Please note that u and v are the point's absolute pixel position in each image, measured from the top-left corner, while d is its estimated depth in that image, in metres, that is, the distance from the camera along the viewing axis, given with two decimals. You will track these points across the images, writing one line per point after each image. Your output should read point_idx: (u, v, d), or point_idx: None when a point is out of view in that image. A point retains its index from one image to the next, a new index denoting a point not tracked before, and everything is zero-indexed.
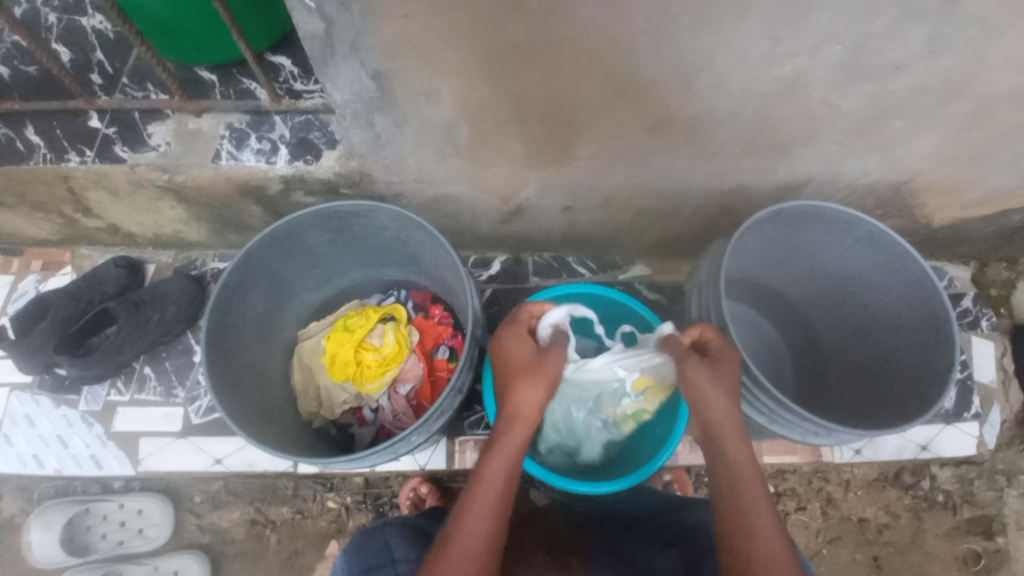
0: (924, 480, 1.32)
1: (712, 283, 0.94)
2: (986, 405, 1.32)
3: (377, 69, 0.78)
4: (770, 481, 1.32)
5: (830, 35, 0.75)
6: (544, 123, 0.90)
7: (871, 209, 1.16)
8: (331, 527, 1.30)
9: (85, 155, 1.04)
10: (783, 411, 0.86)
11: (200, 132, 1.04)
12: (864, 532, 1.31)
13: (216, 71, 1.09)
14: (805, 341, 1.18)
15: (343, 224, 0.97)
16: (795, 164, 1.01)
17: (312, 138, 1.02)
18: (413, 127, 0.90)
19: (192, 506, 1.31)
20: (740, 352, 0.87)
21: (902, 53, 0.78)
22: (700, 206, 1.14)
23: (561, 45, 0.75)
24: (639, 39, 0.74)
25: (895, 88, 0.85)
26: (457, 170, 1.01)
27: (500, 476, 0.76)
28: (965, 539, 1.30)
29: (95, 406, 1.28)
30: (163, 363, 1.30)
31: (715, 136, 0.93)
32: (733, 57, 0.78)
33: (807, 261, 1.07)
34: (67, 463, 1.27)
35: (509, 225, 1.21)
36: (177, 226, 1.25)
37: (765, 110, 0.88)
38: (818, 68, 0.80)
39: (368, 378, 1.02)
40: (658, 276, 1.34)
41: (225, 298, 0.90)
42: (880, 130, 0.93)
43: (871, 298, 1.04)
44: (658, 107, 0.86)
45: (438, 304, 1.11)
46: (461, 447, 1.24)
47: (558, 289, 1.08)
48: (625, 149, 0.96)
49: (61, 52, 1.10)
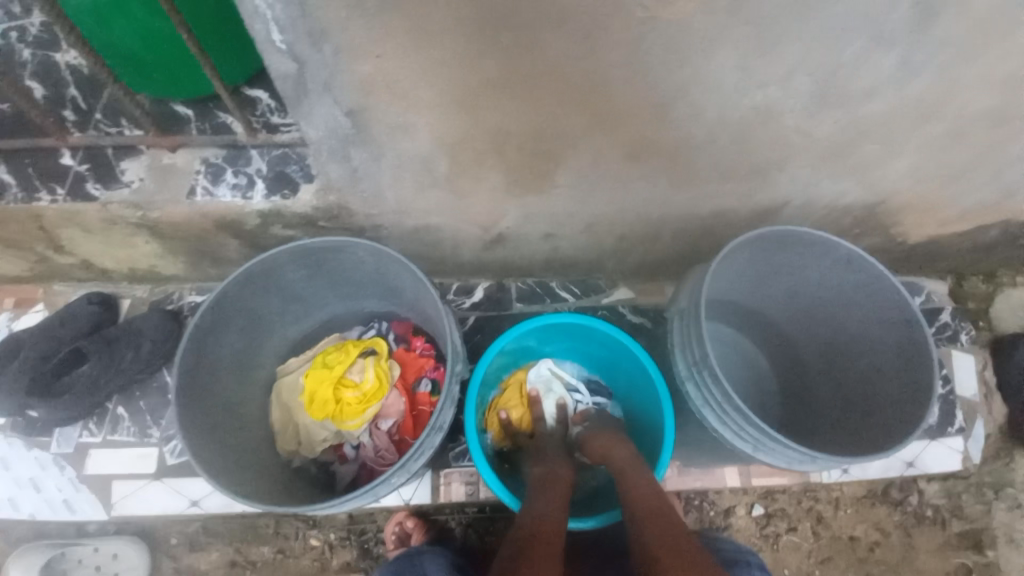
0: (912, 495, 1.33)
1: (693, 309, 0.92)
2: (969, 419, 1.33)
3: (352, 106, 0.78)
4: (760, 502, 1.32)
5: (797, 65, 0.76)
6: (522, 154, 0.90)
7: (847, 229, 1.18)
8: (315, 566, 1.26)
9: (56, 193, 1.02)
10: (767, 438, 0.84)
11: (175, 167, 1.02)
12: (857, 551, 1.31)
13: (192, 105, 1.07)
14: (788, 363, 1.18)
15: (321, 259, 0.96)
16: (771, 188, 1.02)
17: (289, 171, 1.01)
18: (391, 161, 0.90)
19: (169, 549, 1.26)
20: (722, 381, 0.84)
21: (866, 82, 0.80)
22: (680, 230, 1.14)
23: (534, 79, 0.75)
24: (612, 72, 0.75)
25: (862, 115, 0.87)
26: (436, 201, 1.01)
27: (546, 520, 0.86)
28: (955, 554, 1.30)
29: (67, 448, 1.23)
30: (138, 403, 1.26)
31: (691, 163, 0.94)
32: (706, 88, 0.79)
33: (787, 283, 1.08)
34: (41, 508, 1.22)
35: (491, 252, 1.21)
36: (154, 260, 1.23)
37: (740, 137, 0.89)
38: (787, 97, 0.82)
39: (348, 415, 1.00)
40: (641, 298, 1.34)
41: (200, 338, 0.88)
42: (851, 154, 0.95)
43: (850, 318, 1.05)
44: (633, 137, 0.87)
45: (420, 335, 1.10)
46: (446, 479, 1.22)
47: (540, 319, 1.09)
48: (604, 177, 0.97)
49: (34, 88, 1.09)
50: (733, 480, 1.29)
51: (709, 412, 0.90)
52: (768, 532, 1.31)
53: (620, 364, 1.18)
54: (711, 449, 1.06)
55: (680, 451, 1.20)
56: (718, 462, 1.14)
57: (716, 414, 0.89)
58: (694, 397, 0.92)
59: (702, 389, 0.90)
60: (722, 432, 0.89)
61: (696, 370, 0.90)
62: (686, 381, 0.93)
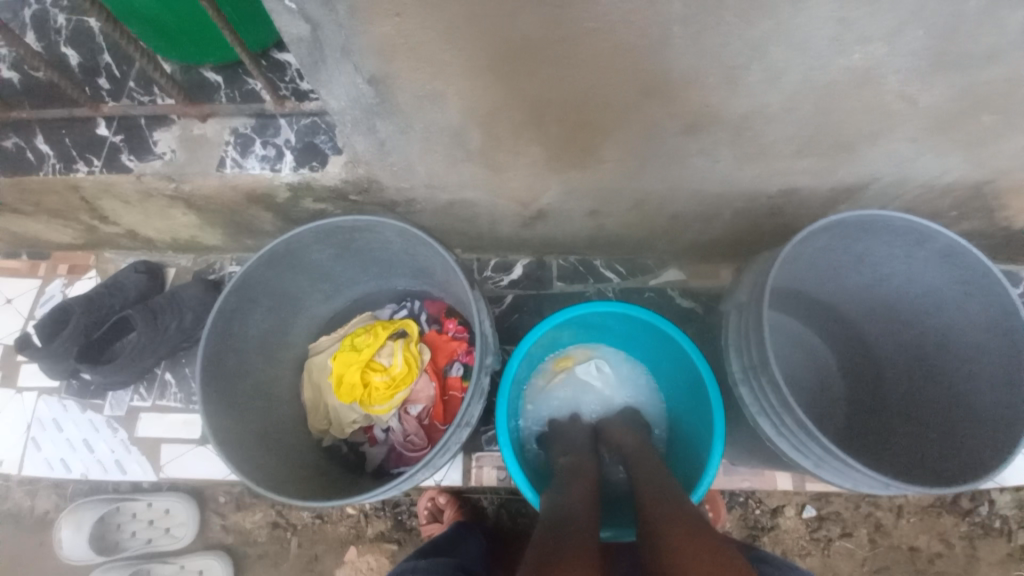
0: (983, 505, 1.21)
1: (752, 303, 0.81)
2: None
3: (374, 73, 0.71)
4: (813, 503, 1.22)
5: (911, 16, 0.62)
6: (564, 126, 0.80)
7: (944, 211, 1.02)
8: (350, 533, 1.29)
9: (92, 165, 1.01)
10: (832, 458, 0.73)
11: (205, 137, 0.99)
12: (915, 563, 1.20)
13: (222, 71, 1.02)
14: (860, 361, 1.07)
15: (347, 238, 0.91)
16: (856, 164, 0.88)
17: (318, 142, 0.96)
18: (419, 133, 0.82)
19: (217, 506, 1.32)
20: (783, 390, 0.74)
21: (999, 39, 0.65)
22: (742, 210, 1.02)
23: (580, 40, 0.65)
24: (672, 30, 0.64)
25: (987, 79, 0.71)
26: (470, 175, 0.94)
27: (576, 503, 0.74)
28: (1019, 568, 1.20)
29: (119, 411, 1.29)
30: (183, 369, 1.30)
31: (762, 136, 0.82)
32: (787, 47, 0.66)
33: (867, 273, 0.94)
34: (92, 467, 1.28)
35: (531, 229, 1.13)
36: (193, 231, 1.23)
37: (824, 105, 0.75)
38: (890, 57, 0.67)
39: (376, 400, 0.97)
40: (693, 281, 1.23)
41: (226, 318, 0.85)
42: (964, 126, 0.79)
43: (939, 318, 0.91)
44: (694, 107, 0.76)
45: (453, 317, 1.07)
46: (478, 463, 1.19)
47: (584, 307, 1.01)
48: (656, 151, 0.86)
49: (70, 55, 1.07)
50: (785, 482, 1.17)
51: (766, 421, 0.81)
52: (819, 535, 1.21)
53: (670, 358, 1.08)
54: (763, 454, 0.97)
55: (727, 449, 1.11)
56: (771, 466, 1.05)
57: (774, 425, 0.79)
58: (749, 403, 0.83)
59: (758, 395, 0.80)
60: (780, 444, 0.80)
61: (753, 374, 0.80)
62: (741, 385, 0.84)
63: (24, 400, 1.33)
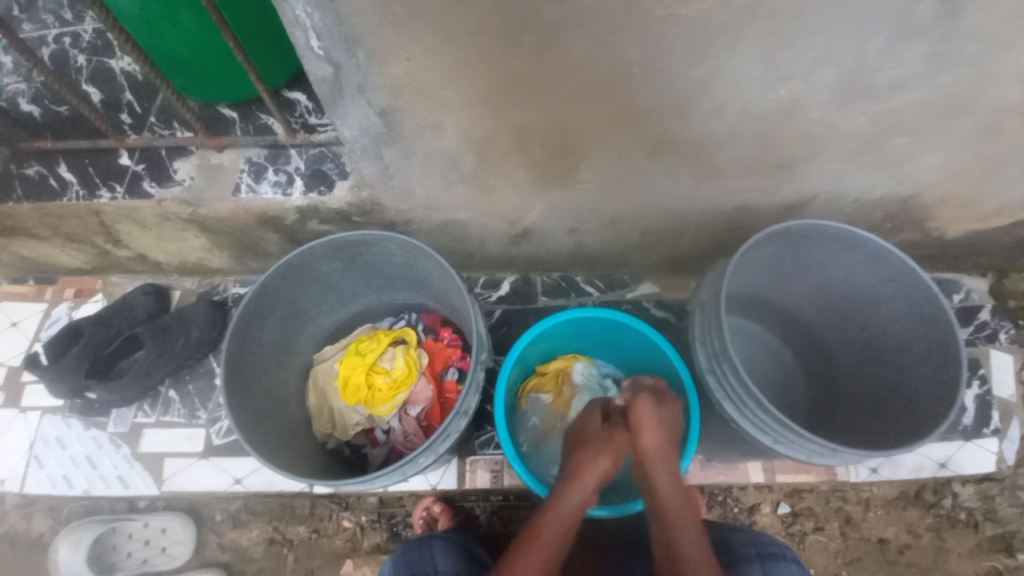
0: (946, 497, 1.25)
1: (713, 302, 0.93)
2: (1005, 420, 1.25)
3: (383, 106, 0.83)
4: (786, 500, 1.27)
5: (821, 59, 0.77)
6: (545, 150, 0.93)
7: (879, 224, 1.16)
8: (346, 546, 1.31)
9: (115, 191, 1.10)
10: (786, 430, 0.85)
11: (222, 166, 1.09)
12: (885, 553, 1.24)
13: (237, 108, 1.14)
14: (817, 360, 1.19)
15: (354, 252, 1.04)
16: (797, 182, 1.02)
17: (325, 169, 1.06)
18: (419, 158, 0.94)
19: (213, 525, 1.33)
20: (742, 373, 0.86)
21: (895, 75, 0.80)
22: (705, 225, 1.15)
23: (557, 78, 0.78)
24: (633, 70, 0.78)
25: (893, 108, 0.86)
26: (463, 197, 1.05)
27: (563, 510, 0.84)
28: (987, 558, 1.23)
29: (123, 427, 1.34)
30: (187, 386, 1.36)
31: (715, 158, 0.95)
32: (726, 83, 0.80)
33: (813, 277, 1.08)
34: (95, 483, 1.32)
35: (517, 247, 1.24)
36: (201, 254, 1.31)
37: (763, 132, 0.90)
38: (811, 91, 0.82)
39: (379, 400, 1.10)
40: (666, 294, 1.35)
41: (243, 325, 0.97)
42: (881, 148, 0.94)
43: (878, 313, 1.04)
44: (656, 133, 0.89)
45: (448, 326, 1.19)
46: (472, 467, 1.26)
47: (580, 311, 1.10)
48: (626, 172, 0.99)
49: (92, 92, 1.18)
50: (757, 476, 1.26)
51: (730, 404, 0.91)
52: (794, 530, 1.26)
53: (648, 362, 1.18)
54: (733, 443, 1.06)
55: (703, 445, 1.20)
56: (743, 456, 1.14)
57: (737, 406, 0.90)
58: (715, 388, 0.93)
59: (721, 381, 0.92)
60: (742, 423, 0.91)
61: (716, 362, 0.92)
62: (707, 373, 0.94)
63: (28, 420, 1.36)
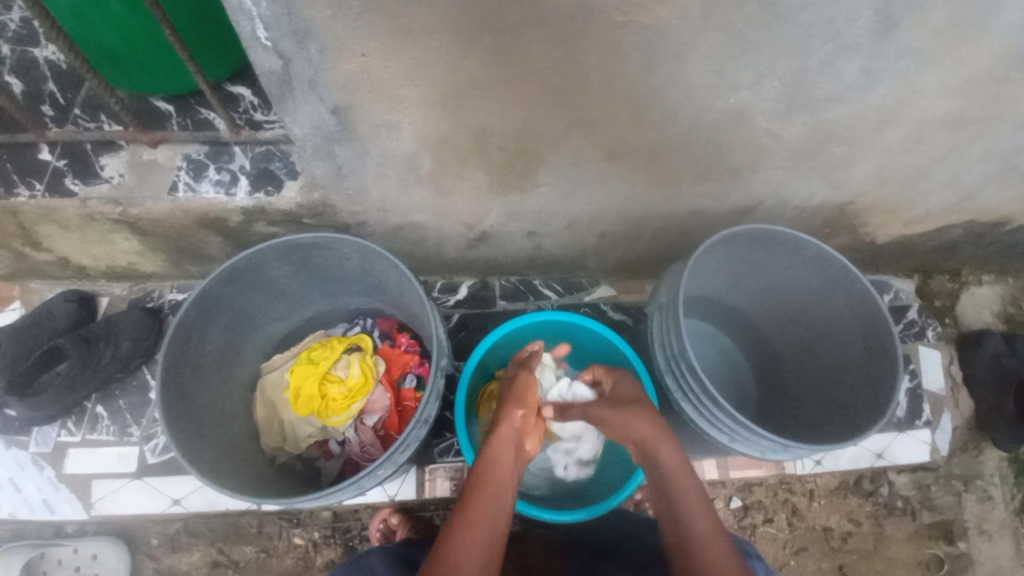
0: (883, 486, 1.33)
1: (671, 305, 0.95)
2: (935, 412, 1.35)
3: (337, 103, 0.79)
4: (738, 494, 1.31)
5: (767, 72, 0.80)
6: (505, 153, 0.92)
7: (819, 229, 1.22)
8: (299, 565, 1.24)
9: (34, 188, 1.00)
10: (742, 428, 0.88)
11: (156, 163, 1.01)
12: (830, 541, 1.31)
13: (173, 101, 1.06)
14: (766, 359, 1.24)
15: (305, 255, 1.01)
16: (746, 189, 1.06)
17: (273, 169, 1.01)
18: (375, 158, 0.91)
19: (150, 550, 1.23)
20: (699, 373, 0.89)
21: (837, 88, 0.84)
22: (660, 229, 1.17)
23: (517, 79, 0.77)
24: (592, 74, 0.78)
25: (833, 119, 0.90)
26: (420, 199, 1.02)
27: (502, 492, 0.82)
28: (925, 544, 1.31)
29: (45, 447, 1.22)
30: (117, 401, 1.24)
31: (670, 163, 0.97)
32: (680, 91, 0.82)
33: (762, 279, 1.12)
34: (15, 509, 1.20)
35: (475, 250, 1.22)
36: (133, 258, 1.21)
37: (715, 139, 0.92)
38: (760, 101, 0.85)
39: (334, 411, 1.05)
40: (623, 296, 1.36)
41: (182, 335, 0.92)
42: (822, 156, 0.99)
43: (819, 313, 1.10)
44: (614, 137, 0.90)
45: (405, 332, 1.17)
46: (431, 475, 1.23)
47: (539, 315, 1.11)
48: (585, 176, 0.99)
49: (12, 82, 1.07)
50: (712, 473, 1.29)
51: (688, 404, 0.94)
52: (745, 523, 1.30)
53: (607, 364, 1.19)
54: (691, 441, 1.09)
55: None
56: (699, 454, 1.17)
57: (695, 406, 0.93)
58: (673, 389, 0.96)
59: (680, 382, 0.94)
60: (699, 422, 0.93)
61: (675, 363, 0.93)
62: (665, 374, 0.97)
63: None
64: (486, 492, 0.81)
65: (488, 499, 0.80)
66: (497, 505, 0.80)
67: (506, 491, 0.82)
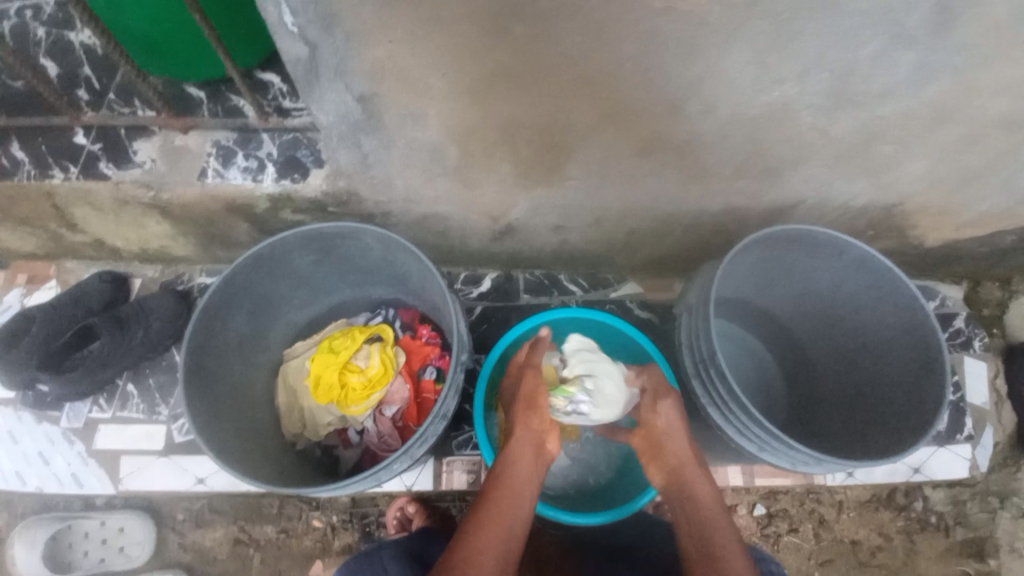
0: (916, 501, 1.27)
1: (701, 307, 0.91)
2: (977, 427, 1.28)
3: (363, 92, 0.78)
4: (762, 501, 1.27)
5: (815, 65, 0.75)
6: (533, 145, 0.89)
7: (862, 231, 1.16)
8: (317, 547, 1.26)
9: (69, 171, 1.02)
10: (770, 438, 0.85)
11: (187, 148, 1.02)
12: (857, 555, 1.26)
13: (204, 87, 1.07)
14: (798, 364, 1.19)
15: (330, 244, 1.00)
16: (785, 187, 1.01)
17: (300, 156, 1.00)
18: (400, 149, 0.90)
19: (175, 525, 1.26)
20: (728, 379, 0.85)
21: (890, 83, 0.79)
22: (691, 226, 1.13)
23: (548, 69, 0.74)
24: (627, 64, 0.74)
25: (884, 116, 0.85)
26: (446, 190, 1.01)
27: (519, 496, 0.80)
28: (959, 562, 1.25)
29: (77, 422, 1.26)
30: (147, 381, 1.28)
31: (704, 159, 0.93)
32: (720, 83, 0.78)
33: (798, 282, 1.07)
34: (49, 481, 1.25)
35: (500, 243, 1.20)
36: (164, 242, 1.23)
37: (754, 134, 0.87)
38: (806, 95, 0.80)
39: (353, 400, 1.06)
40: (650, 294, 1.33)
41: (207, 320, 0.93)
42: (870, 155, 0.93)
43: (858, 319, 1.05)
44: (647, 131, 0.86)
45: (426, 323, 1.16)
46: (449, 467, 1.22)
47: (563, 312, 1.08)
48: (614, 170, 0.96)
49: (49, 67, 1.09)
50: (736, 479, 1.25)
51: (715, 410, 0.91)
52: (768, 532, 1.26)
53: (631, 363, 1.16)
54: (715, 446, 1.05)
55: None
56: (723, 459, 1.13)
57: (722, 413, 0.90)
58: (700, 393, 0.93)
59: (708, 387, 0.90)
60: (726, 429, 0.90)
61: (703, 368, 0.90)
62: (692, 378, 0.94)
63: None
64: (505, 495, 0.80)
65: (505, 503, 0.79)
66: (514, 509, 0.79)
67: (524, 494, 0.81)
